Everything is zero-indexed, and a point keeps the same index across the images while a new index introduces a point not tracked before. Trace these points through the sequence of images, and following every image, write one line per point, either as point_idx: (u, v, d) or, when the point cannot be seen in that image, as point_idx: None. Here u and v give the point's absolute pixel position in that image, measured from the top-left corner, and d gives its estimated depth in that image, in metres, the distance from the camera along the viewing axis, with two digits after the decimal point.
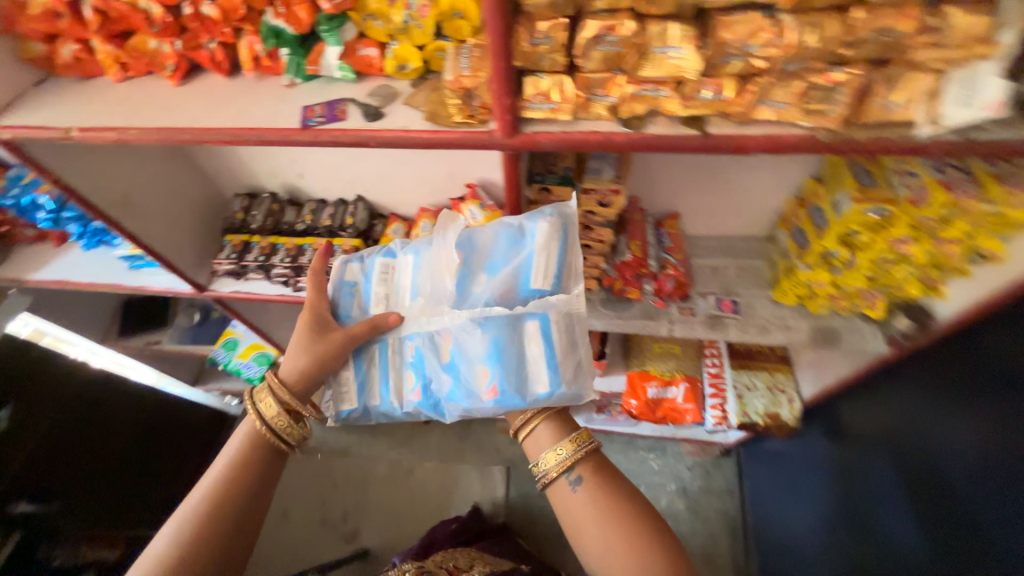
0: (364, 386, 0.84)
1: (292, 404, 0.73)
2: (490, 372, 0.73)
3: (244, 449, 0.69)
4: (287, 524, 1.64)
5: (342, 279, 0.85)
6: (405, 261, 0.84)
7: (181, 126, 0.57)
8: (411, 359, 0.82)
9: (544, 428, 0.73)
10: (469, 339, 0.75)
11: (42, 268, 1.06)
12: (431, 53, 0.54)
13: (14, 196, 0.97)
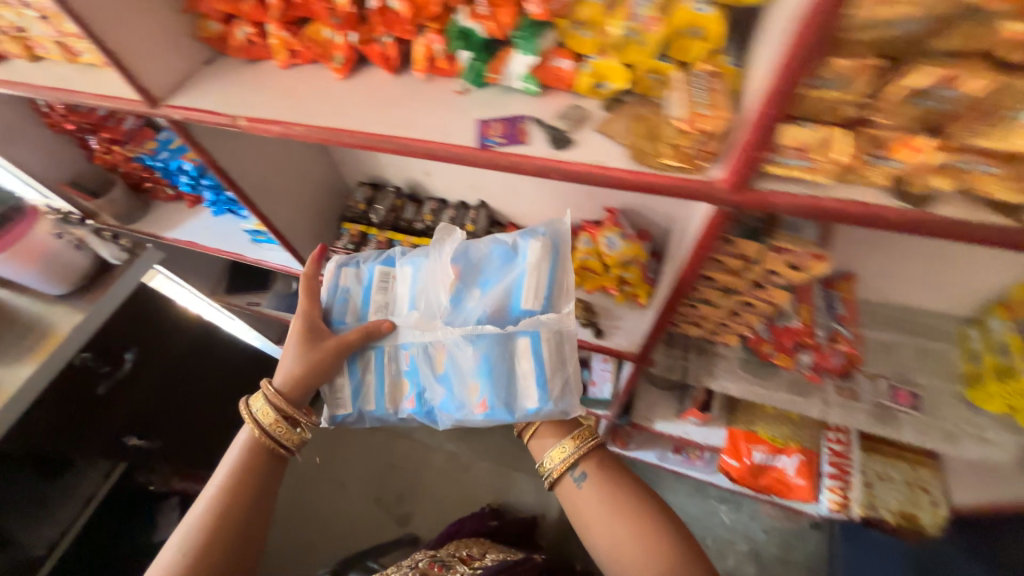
0: (359, 391, 0.81)
1: (286, 408, 0.73)
2: (481, 387, 0.75)
3: (242, 459, 0.69)
4: (322, 497, 1.67)
5: (337, 285, 0.83)
6: (404, 272, 0.82)
7: (346, 127, 0.53)
8: (406, 368, 0.80)
9: (547, 424, 0.79)
10: (461, 355, 0.75)
11: (175, 228, 1.11)
12: (641, 74, 0.45)
13: (163, 159, 1.00)
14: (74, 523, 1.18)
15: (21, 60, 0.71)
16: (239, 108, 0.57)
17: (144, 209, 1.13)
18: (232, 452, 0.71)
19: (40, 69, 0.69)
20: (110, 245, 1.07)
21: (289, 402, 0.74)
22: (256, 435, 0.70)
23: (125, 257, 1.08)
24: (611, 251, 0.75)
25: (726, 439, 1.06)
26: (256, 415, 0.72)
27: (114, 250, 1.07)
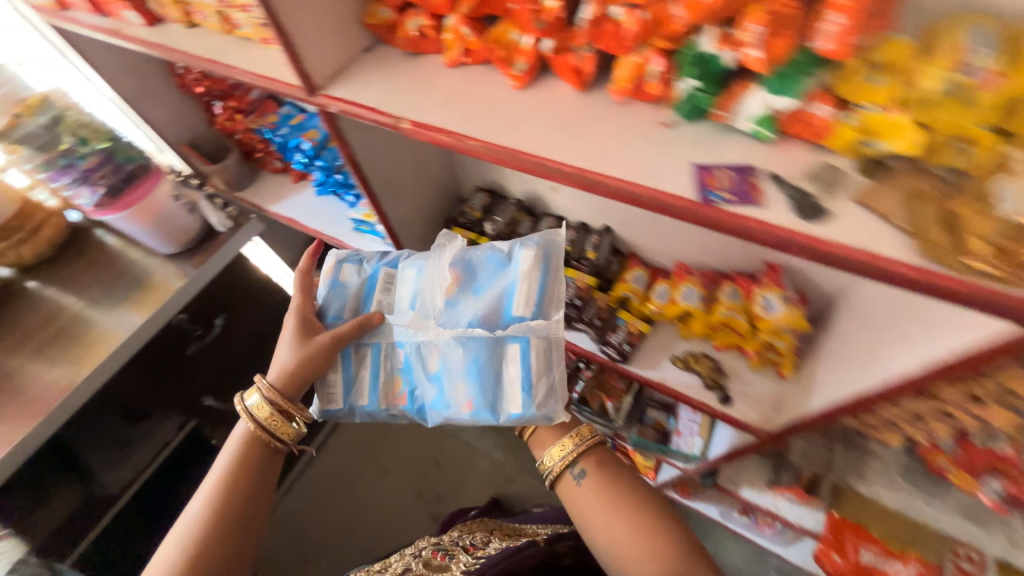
0: (352, 385, 0.75)
1: (284, 398, 0.69)
2: (468, 388, 0.70)
3: (240, 448, 0.67)
4: (353, 477, 1.67)
5: (336, 280, 0.78)
6: (405, 271, 0.78)
7: (526, 147, 0.46)
8: (399, 366, 0.75)
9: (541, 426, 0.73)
10: (448, 353, 0.71)
11: (279, 201, 1.10)
12: (939, 141, 0.35)
13: (282, 135, 0.96)
14: (147, 471, 1.18)
15: (176, 25, 0.68)
16: (399, 107, 0.52)
17: (251, 178, 1.13)
18: (230, 443, 0.68)
19: (194, 36, 0.67)
20: (216, 210, 1.07)
21: (287, 394, 0.70)
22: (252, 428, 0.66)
23: (229, 224, 1.08)
24: (766, 314, 0.66)
25: (828, 528, 0.88)
26: (257, 410, 0.68)
27: (220, 215, 1.07)
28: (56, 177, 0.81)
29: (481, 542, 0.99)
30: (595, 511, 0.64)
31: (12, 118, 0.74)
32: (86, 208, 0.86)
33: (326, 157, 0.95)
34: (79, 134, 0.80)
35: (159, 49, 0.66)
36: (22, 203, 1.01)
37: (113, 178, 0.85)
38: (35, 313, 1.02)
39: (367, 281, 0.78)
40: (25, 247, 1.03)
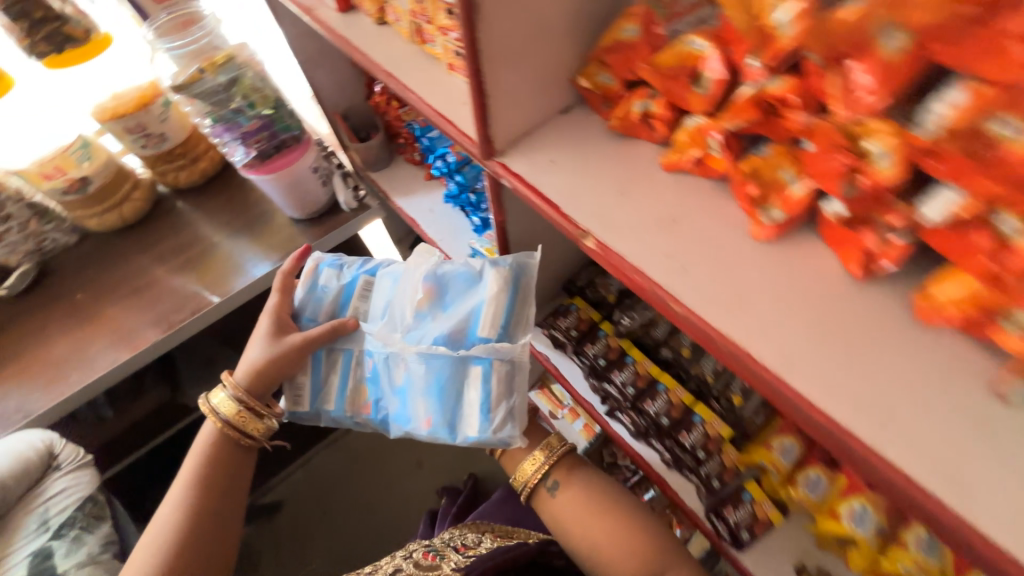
0: (320, 389, 0.77)
1: (245, 397, 0.71)
2: (428, 406, 0.70)
3: (206, 447, 0.71)
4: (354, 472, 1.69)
5: (316, 285, 0.80)
6: (382, 283, 0.78)
7: (763, 346, 0.32)
8: (366, 373, 0.76)
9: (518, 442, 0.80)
10: (412, 367, 0.71)
11: (406, 195, 1.06)
12: None
13: (429, 137, 0.93)
14: None
15: (366, 17, 0.62)
16: (585, 210, 0.40)
17: (388, 163, 1.11)
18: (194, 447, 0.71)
19: (380, 36, 0.60)
20: (346, 188, 1.04)
21: (250, 390, 0.72)
22: (218, 426, 0.70)
23: (354, 205, 1.05)
24: None
25: None
26: (218, 413, 0.71)
27: (349, 195, 1.04)
28: (217, 131, 0.81)
29: (471, 542, 0.94)
30: (575, 516, 0.71)
31: (194, 71, 0.73)
32: (236, 163, 0.86)
33: (467, 174, 0.89)
34: (247, 96, 0.78)
35: (343, 44, 0.61)
36: (191, 132, 1.08)
37: (266, 143, 0.84)
38: (172, 234, 1.09)
39: (346, 290, 0.80)
40: (182, 173, 1.10)
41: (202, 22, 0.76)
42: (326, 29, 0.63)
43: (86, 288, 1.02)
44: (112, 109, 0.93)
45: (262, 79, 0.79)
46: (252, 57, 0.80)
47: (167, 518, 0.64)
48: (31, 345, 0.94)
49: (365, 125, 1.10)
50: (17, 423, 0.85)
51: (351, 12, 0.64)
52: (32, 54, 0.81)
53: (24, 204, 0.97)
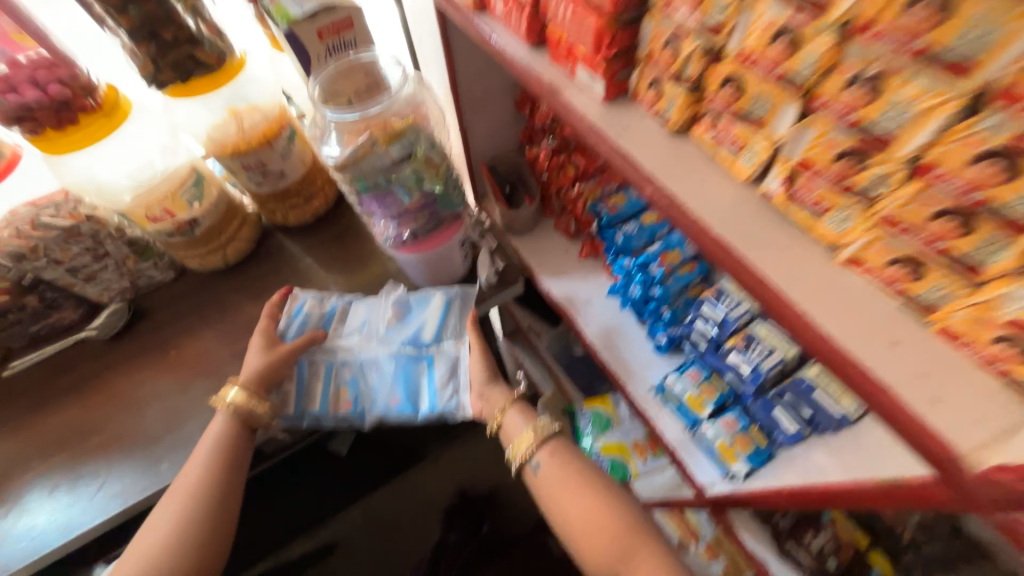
0: (304, 393, 0.81)
1: (253, 386, 0.73)
2: (398, 391, 0.81)
3: (214, 433, 0.71)
4: (409, 515, 1.47)
5: (295, 310, 0.82)
6: (357, 305, 0.84)
7: None
8: (347, 377, 0.82)
9: (513, 415, 0.75)
10: (384, 365, 0.82)
11: (554, 277, 0.85)
12: None
13: (628, 232, 0.69)
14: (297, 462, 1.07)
15: (645, 118, 0.42)
16: None
17: (533, 229, 0.90)
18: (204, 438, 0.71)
19: (678, 159, 0.39)
20: (489, 262, 0.83)
21: (263, 380, 0.75)
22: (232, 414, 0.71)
23: (494, 281, 0.83)
24: None
25: None
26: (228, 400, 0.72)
27: (490, 270, 0.82)
28: (366, 204, 0.63)
29: None
30: (562, 489, 0.67)
31: (365, 143, 0.55)
32: (380, 241, 0.68)
33: (670, 288, 0.67)
34: (418, 173, 0.59)
35: (614, 161, 0.40)
36: (309, 167, 0.91)
37: (422, 223, 0.66)
38: (276, 283, 0.94)
39: (328, 311, 0.83)
40: (293, 212, 0.94)
41: (397, 90, 0.56)
42: (583, 128, 0.43)
43: (179, 342, 0.88)
44: (234, 143, 0.77)
45: (438, 151, 0.60)
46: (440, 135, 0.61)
47: (168, 519, 0.64)
48: (117, 412, 0.81)
49: (511, 177, 0.91)
50: (100, 519, 0.72)
51: (617, 103, 0.43)
52: (155, 83, 0.65)
53: (124, 241, 0.83)
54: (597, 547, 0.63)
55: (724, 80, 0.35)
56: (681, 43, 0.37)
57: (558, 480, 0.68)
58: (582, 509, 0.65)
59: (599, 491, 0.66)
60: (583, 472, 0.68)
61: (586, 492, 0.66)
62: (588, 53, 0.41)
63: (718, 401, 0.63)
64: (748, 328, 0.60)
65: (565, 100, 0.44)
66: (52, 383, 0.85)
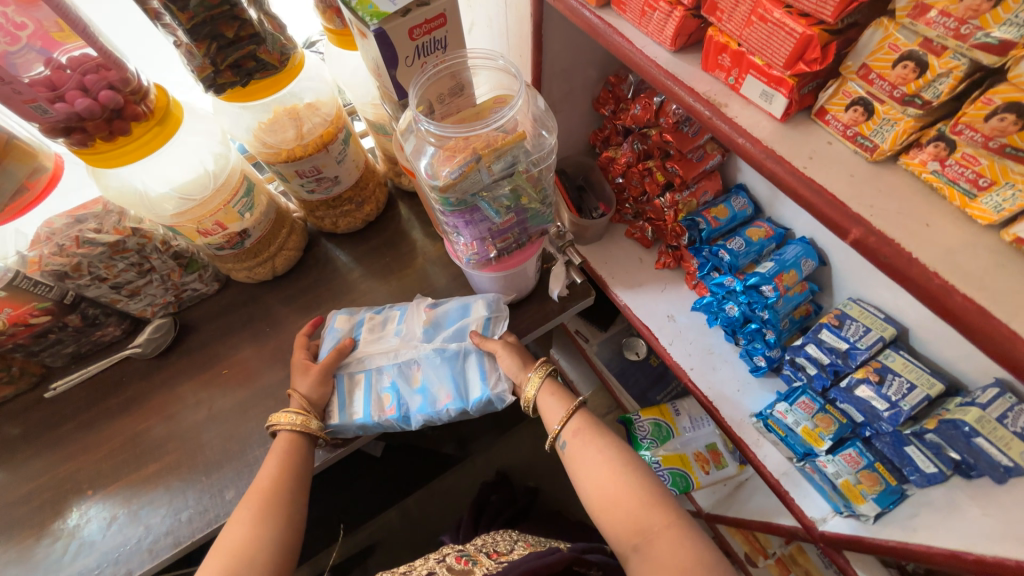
0: (345, 404, 0.69)
1: (309, 406, 0.66)
2: (445, 387, 0.70)
3: (279, 455, 0.62)
4: (452, 515, 1.37)
5: (328, 328, 0.75)
6: (390, 312, 0.76)
7: None
8: (388, 383, 0.71)
9: (546, 391, 0.66)
10: (427, 363, 0.71)
11: (632, 287, 0.78)
12: None
13: (735, 251, 0.67)
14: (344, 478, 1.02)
15: (833, 140, 0.40)
16: None
17: (603, 236, 0.83)
18: (268, 457, 0.62)
19: (883, 195, 0.35)
20: (563, 276, 0.76)
21: (312, 396, 0.67)
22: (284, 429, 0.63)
23: (565, 294, 0.77)
24: None
25: None
26: (286, 421, 0.63)
27: (563, 284, 0.76)
28: (452, 223, 0.55)
29: (505, 548, 0.75)
30: (584, 466, 0.59)
31: (471, 161, 0.48)
32: (461, 259, 0.62)
33: (780, 309, 0.63)
34: (518, 191, 0.53)
35: (803, 194, 0.35)
36: (363, 170, 0.85)
37: (511, 243, 0.59)
38: (329, 295, 0.88)
39: (360, 321, 0.75)
40: (344, 219, 0.88)
41: (517, 100, 0.49)
42: (757, 153, 0.37)
43: (230, 361, 0.83)
44: (289, 149, 0.70)
45: (539, 168, 0.54)
46: (546, 144, 0.54)
47: (228, 552, 0.53)
48: (174, 435, 0.77)
49: (580, 178, 0.85)
50: (167, 554, 0.68)
51: (791, 122, 0.39)
52: (212, 87, 0.58)
53: (169, 254, 0.77)
54: (616, 524, 0.54)
55: (999, 112, 0.32)
56: (934, 58, 0.34)
57: (580, 458, 0.60)
58: (600, 485, 0.57)
59: (616, 459, 0.58)
60: (603, 446, 0.60)
61: (602, 465, 0.58)
62: (779, 66, 0.36)
63: (837, 435, 0.58)
64: (880, 359, 0.56)
65: (732, 118, 0.39)
66: (101, 405, 0.80)
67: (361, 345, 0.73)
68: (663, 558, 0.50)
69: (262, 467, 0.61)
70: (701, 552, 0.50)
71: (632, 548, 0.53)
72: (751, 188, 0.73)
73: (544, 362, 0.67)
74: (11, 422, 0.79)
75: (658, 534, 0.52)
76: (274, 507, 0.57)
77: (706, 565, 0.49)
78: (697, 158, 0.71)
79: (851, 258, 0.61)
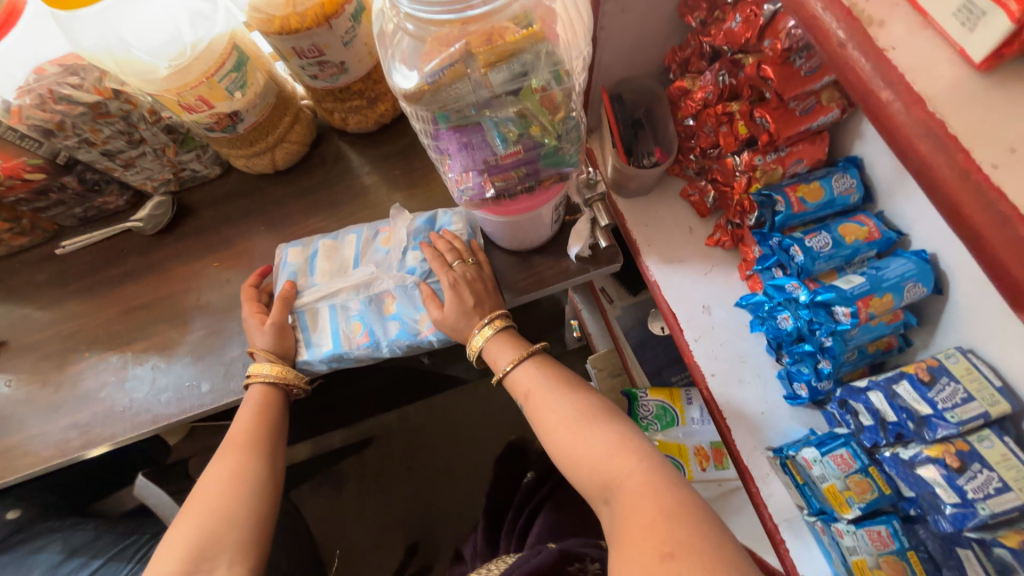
0: (314, 338, 0.66)
1: (276, 356, 0.64)
2: (418, 311, 0.66)
3: (254, 408, 0.62)
4: (441, 443, 1.35)
5: (282, 262, 0.71)
6: (345, 240, 0.72)
7: None
8: (355, 314, 0.66)
9: (496, 338, 0.62)
10: (396, 287, 0.67)
11: (671, 260, 0.63)
12: None
13: (809, 249, 0.50)
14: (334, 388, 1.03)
15: None
16: None
17: (650, 191, 0.66)
18: (242, 409, 0.62)
19: None
20: (587, 235, 0.64)
21: (278, 348, 0.64)
22: (258, 382, 0.62)
23: (586, 255, 0.65)
24: None
25: None
26: (262, 373, 0.62)
27: (585, 244, 0.63)
28: (443, 144, 0.43)
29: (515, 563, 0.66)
30: (542, 423, 0.57)
31: (456, 59, 0.36)
32: (453, 196, 0.49)
33: (849, 338, 0.48)
34: (527, 117, 0.40)
35: (976, 221, 0.19)
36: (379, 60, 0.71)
37: (515, 182, 0.46)
38: (329, 202, 0.79)
39: (314, 253, 0.71)
40: (354, 116, 0.76)
41: None
42: (908, 124, 0.20)
43: (223, 255, 0.79)
44: (282, 17, 0.57)
45: (564, 87, 0.40)
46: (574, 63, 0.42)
47: (216, 493, 0.56)
48: (162, 317, 0.76)
49: (638, 112, 0.67)
50: (145, 429, 0.70)
51: (1001, 74, 0.20)
52: None
53: (160, 126, 0.71)
54: (583, 478, 0.53)
55: None
56: None
57: (538, 418, 0.58)
58: (561, 444, 0.55)
59: (573, 418, 0.55)
60: (558, 400, 0.57)
61: (559, 425, 0.55)
62: None
63: (870, 506, 0.47)
64: (970, 441, 0.41)
65: (885, 50, 0.21)
66: (103, 273, 0.80)
67: (318, 278, 0.69)
68: (624, 511, 0.47)
69: (237, 419, 0.61)
70: (670, 507, 0.45)
71: (602, 501, 0.51)
72: (866, 166, 0.53)
73: (493, 314, 0.62)
74: (27, 271, 0.82)
75: (627, 485, 0.49)
76: (252, 460, 0.59)
77: (672, 514, 0.45)
78: (802, 109, 0.51)
79: (984, 297, 0.43)
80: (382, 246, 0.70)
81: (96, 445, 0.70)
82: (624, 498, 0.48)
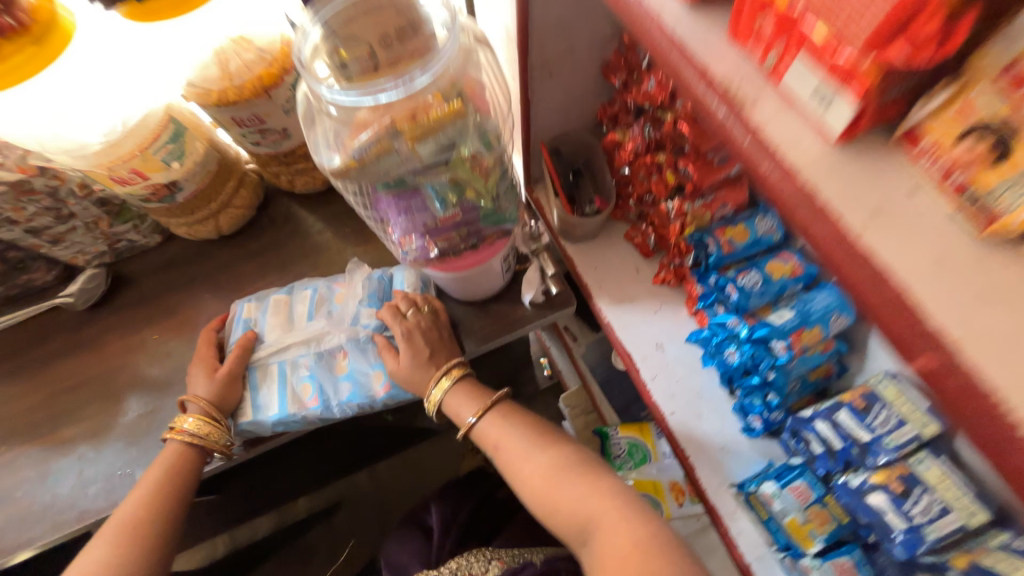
0: (260, 400, 0.62)
1: (214, 411, 0.59)
2: (374, 369, 0.64)
3: (166, 465, 0.58)
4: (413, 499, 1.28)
5: (235, 317, 0.68)
6: (300, 294, 0.69)
7: None
8: (305, 374, 0.63)
9: (459, 392, 0.61)
10: (350, 345, 0.65)
11: (621, 299, 0.64)
12: None
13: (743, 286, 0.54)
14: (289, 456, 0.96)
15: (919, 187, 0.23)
16: None
17: (596, 236, 0.69)
18: (154, 466, 0.58)
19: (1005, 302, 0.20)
20: (538, 282, 0.65)
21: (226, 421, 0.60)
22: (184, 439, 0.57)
23: (540, 301, 0.65)
24: None
25: None
26: (183, 430, 0.58)
27: (537, 291, 0.64)
28: (382, 209, 0.43)
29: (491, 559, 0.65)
30: (514, 471, 0.55)
31: (382, 135, 0.37)
32: (398, 254, 0.50)
33: (790, 372, 0.50)
34: (460, 182, 0.41)
35: (856, 278, 0.21)
36: None
37: (457, 241, 0.47)
38: (278, 263, 0.78)
39: (266, 309, 0.68)
40: (301, 178, 0.77)
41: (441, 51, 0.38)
42: (787, 193, 0.22)
43: (162, 326, 0.75)
44: (219, 90, 0.58)
45: (493, 151, 0.42)
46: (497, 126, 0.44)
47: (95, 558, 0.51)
48: (94, 399, 0.70)
49: (577, 162, 0.70)
50: (70, 529, 0.62)
51: (857, 146, 0.23)
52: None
53: (92, 200, 0.69)
54: (560, 521, 0.51)
55: None
56: None
57: (511, 466, 0.55)
58: (534, 490, 0.53)
59: (548, 465, 0.53)
60: (528, 445, 0.56)
61: (533, 472, 0.53)
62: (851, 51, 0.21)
63: (832, 537, 0.48)
64: (910, 464, 0.43)
65: (760, 127, 0.23)
66: (26, 356, 0.74)
67: (271, 333, 0.66)
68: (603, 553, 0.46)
69: (144, 477, 0.57)
70: (643, 538, 0.45)
71: (580, 542, 0.50)
72: None
73: (449, 366, 0.61)
74: None
75: (603, 523, 0.48)
76: (150, 520, 0.54)
77: (652, 545, 0.45)
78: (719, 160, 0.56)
79: None
80: (338, 302, 0.68)
81: (10, 556, 0.61)
82: (601, 535, 0.48)
